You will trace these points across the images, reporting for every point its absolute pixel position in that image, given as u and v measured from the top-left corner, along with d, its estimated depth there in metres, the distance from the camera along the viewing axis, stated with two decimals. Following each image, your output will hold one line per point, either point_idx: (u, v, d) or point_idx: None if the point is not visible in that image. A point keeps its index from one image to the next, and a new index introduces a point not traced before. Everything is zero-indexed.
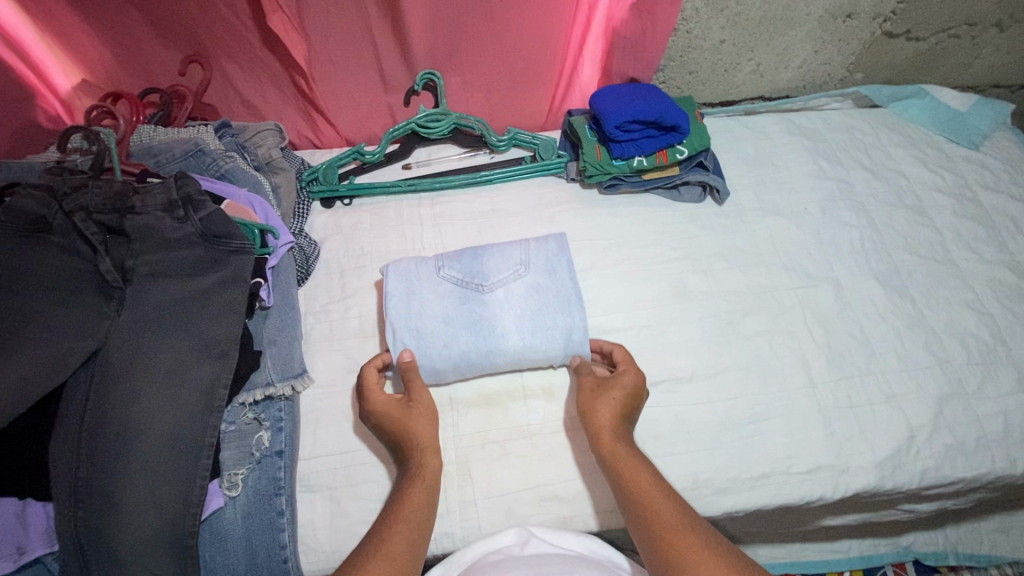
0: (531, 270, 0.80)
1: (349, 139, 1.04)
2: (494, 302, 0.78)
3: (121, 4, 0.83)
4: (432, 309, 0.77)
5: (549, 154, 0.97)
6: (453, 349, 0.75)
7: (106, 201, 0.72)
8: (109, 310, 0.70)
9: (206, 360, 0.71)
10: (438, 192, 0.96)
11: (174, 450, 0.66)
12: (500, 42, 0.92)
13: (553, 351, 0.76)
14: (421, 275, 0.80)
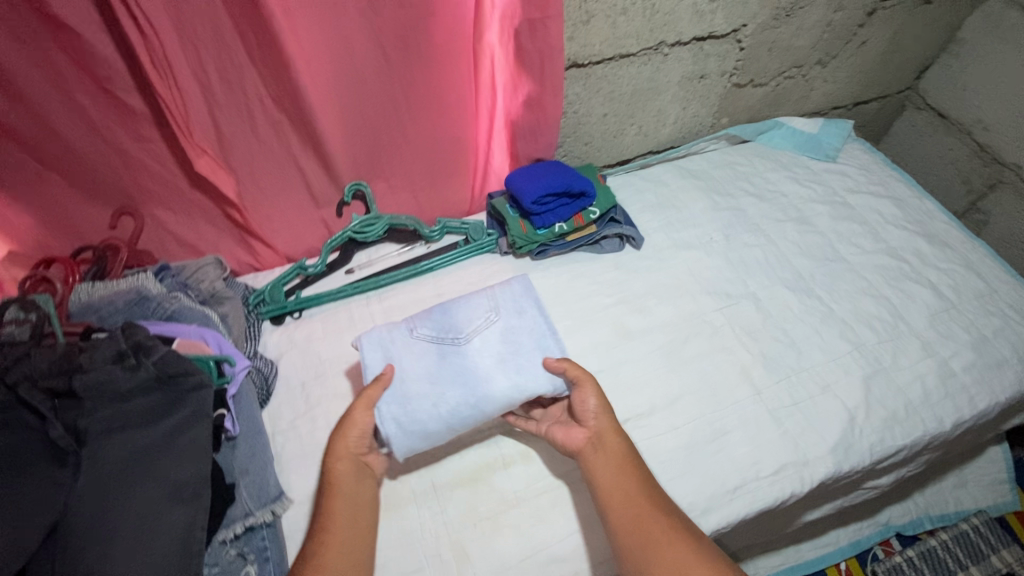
0: (500, 314, 0.86)
1: (289, 256, 1.08)
2: (472, 352, 0.82)
3: (47, 175, 0.87)
4: (414, 370, 0.79)
5: (480, 235, 1.05)
6: (443, 407, 0.76)
7: (51, 366, 0.72)
8: (65, 477, 0.68)
9: (178, 504, 0.70)
10: (383, 288, 1.01)
11: None
12: (415, 147, 1.02)
13: (544, 384, 0.79)
14: (396, 340, 0.82)
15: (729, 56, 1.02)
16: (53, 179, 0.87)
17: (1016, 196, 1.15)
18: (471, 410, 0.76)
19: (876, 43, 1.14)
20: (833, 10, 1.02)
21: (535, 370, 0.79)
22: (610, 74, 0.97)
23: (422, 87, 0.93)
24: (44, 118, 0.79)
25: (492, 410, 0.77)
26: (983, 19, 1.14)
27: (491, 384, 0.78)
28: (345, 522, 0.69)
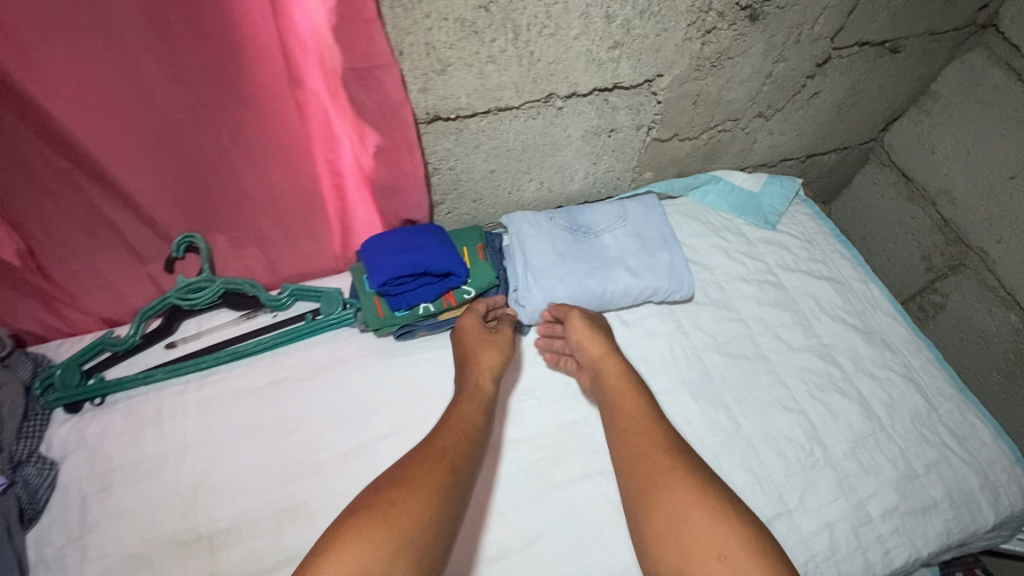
0: (630, 220, 0.93)
1: (105, 318, 0.90)
2: (602, 245, 0.90)
3: None
4: (547, 252, 0.88)
5: (332, 308, 0.87)
6: (567, 288, 0.86)
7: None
8: None
9: None
10: (210, 370, 0.84)
11: None
12: (252, 198, 0.83)
13: (661, 282, 0.87)
14: (536, 223, 0.91)
15: (643, 108, 0.84)
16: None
17: (979, 284, 0.99)
18: (593, 295, 0.86)
19: (831, 95, 0.95)
20: (771, 61, 0.83)
21: (652, 267, 0.88)
22: (489, 128, 0.78)
23: (249, 133, 0.74)
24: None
25: (611, 298, 0.87)
26: (962, 73, 0.95)
27: (615, 276, 0.87)
28: (476, 429, 0.71)
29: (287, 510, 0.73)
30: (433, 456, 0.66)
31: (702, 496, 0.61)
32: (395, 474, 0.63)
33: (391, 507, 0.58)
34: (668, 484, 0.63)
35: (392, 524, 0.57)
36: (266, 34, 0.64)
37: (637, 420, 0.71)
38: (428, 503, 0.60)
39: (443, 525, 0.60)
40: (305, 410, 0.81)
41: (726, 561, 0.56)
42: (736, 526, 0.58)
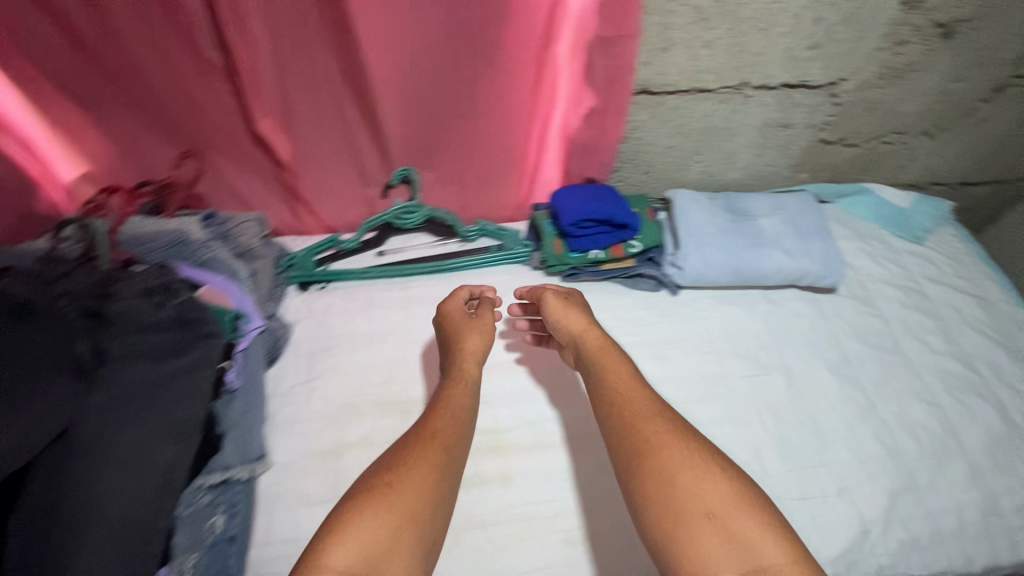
0: (784, 209, 1.02)
1: (328, 226, 1.11)
2: (759, 226, 0.99)
3: (123, 113, 0.94)
4: (710, 225, 0.97)
5: (513, 245, 1.03)
6: (728, 256, 0.95)
7: (90, 278, 0.81)
8: (80, 390, 0.73)
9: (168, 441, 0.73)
10: (408, 278, 1.02)
11: (130, 530, 0.68)
12: (468, 145, 1.00)
13: (814, 264, 0.96)
14: (698, 200, 1.01)
15: (819, 108, 0.94)
16: (118, 102, 0.93)
17: None
18: (750, 265, 0.95)
19: (999, 123, 1.01)
20: (951, 79, 0.92)
21: (806, 250, 0.97)
22: (683, 106, 0.91)
23: (486, 90, 0.92)
24: (124, 44, 0.85)
25: (766, 271, 0.95)
26: None
27: (772, 253, 0.96)
28: (462, 409, 0.74)
29: None
30: (427, 444, 0.68)
31: (680, 461, 0.63)
32: (390, 458, 0.66)
33: (389, 489, 0.62)
34: (663, 444, 0.65)
35: (390, 504, 0.60)
36: (533, 6, 0.80)
37: (614, 389, 0.73)
38: (426, 483, 0.64)
39: (435, 510, 0.63)
40: None
41: (718, 522, 0.58)
42: (718, 488, 0.60)
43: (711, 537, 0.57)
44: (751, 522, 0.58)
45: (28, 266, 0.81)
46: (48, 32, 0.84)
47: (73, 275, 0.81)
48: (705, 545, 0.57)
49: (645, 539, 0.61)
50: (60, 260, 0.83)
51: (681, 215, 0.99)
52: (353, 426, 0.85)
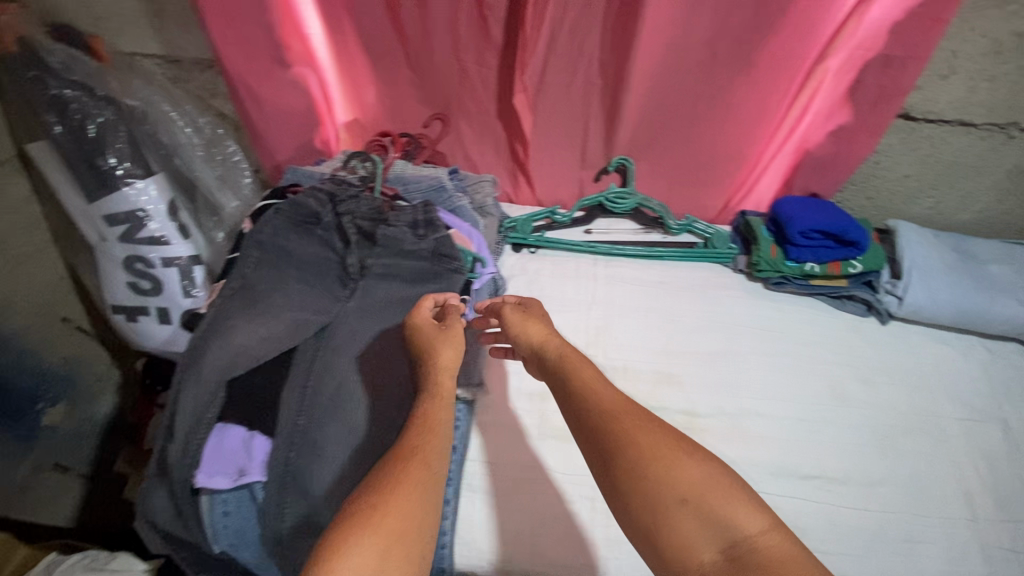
0: (1018, 259, 0.98)
1: (540, 201, 1.22)
2: (991, 271, 0.96)
3: (404, 73, 1.09)
4: (937, 260, 0.96)
5: (720, 245, 1.05)
6: (956, 293, 0.93)
7: (368, 207, 0.95)
8: (342, 296, 0.92)
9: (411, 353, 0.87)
10: (612, 257, 1.08)
11: (377, 418, 0.82)
12: (696, 145, 1.06)
13: None
14: (924, 235, 0.99)
15: None
16: (405, 63, 1.07)
17: None
18: (979, 306, 0.93)
19: None
20: None
21: None
22: (937, 136, 0.93)
23: (738, 95, 0.97)
24: (428, 14, 0.98)
25: (997, 315, 0.93)
26: None
27: (1005, 298, 0.93)
28: (440, 419, 0.68)
29: (663, 375, 0.92)
30: (415, 469, 0.60)
31: (650, 447, 0.58)
32: (377, 477, 0.60)
33: (377, 511, 0.55)
34: (632, 432, 0.59)
35: (381, 529, 0.54)
36: (820, 23, 0.85)
37: (585, 389, 0.66)
38: (417, 504, 0.57)
39: (424, 523, 0.57)
40: (686, 311, 0.99)
41: (694, 508, 0.53)
42: (685, 475, 0.55)
43: (688, 525, 0.53)
44: (732, 499, 0.54)
45: (324, 189, 0.98)
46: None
47: (355, 202, 0.96)
48: (686, 532, 0.53)
49: (629, 533, 0.57)
50: (347, 188, 0.98)
51: (906, 247, 0.98)
52: None
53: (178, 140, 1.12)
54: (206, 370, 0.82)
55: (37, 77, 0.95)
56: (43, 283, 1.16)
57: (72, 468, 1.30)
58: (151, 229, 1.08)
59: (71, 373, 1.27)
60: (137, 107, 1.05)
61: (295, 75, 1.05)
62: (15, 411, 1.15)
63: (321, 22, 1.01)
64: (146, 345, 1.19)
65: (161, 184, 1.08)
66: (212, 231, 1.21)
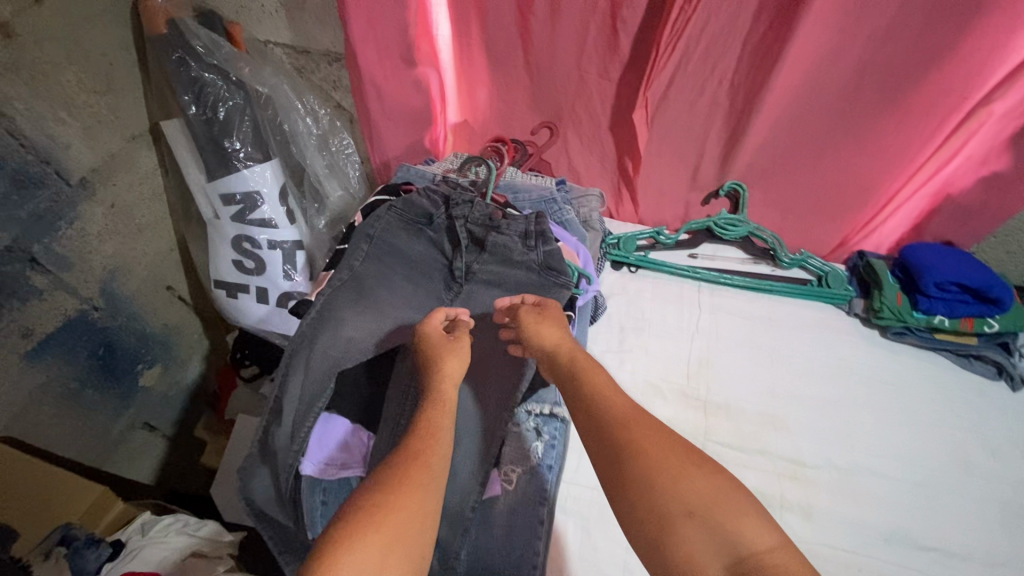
0: None
1: (642, 219, 1.20)
2: None
3: (521, 79, 1.09)
4: None
5: (836, 285, 1.01)
6: None
7: (480, 212, 0.94)
8: (447, 298, 0.95)
9: (511, 367, 0.84)
10: (717, 285, 1.05)
11: (474, 427, 0.81)
12: (820, 177, 1.01)
13: None
14: None
15: None
16: (523, 69, 1.07)
17: None
18: None
19: None
20: None
21: None
22: None
23: (876, 129, 0.92)
24: (558, 20, 0.96)
25: None
26: None
27: None
28: (442, 435, 0.67)
29: (768, 418, 0.88)
30: (415, 470, 0.61)
31: (659, 459, 0.57)
32: (379, 476, 0.60)
33: (376, 511, 0.54)
34: (648, 445, 0.59)
35: (383, 529, 0.53)
36: (991, 62, 0.79)
37: (596, 407, 0.66)
38: (419, 508, 0.57)
39: (420, 537, 0.55)
40: (795, 351, 0.96)
41: (703, 521, 0.52)
42: (695, 488, 0.54)
43: (698, 537, 0.51)
44: (735, 514, 0.52)
45: (438, 190, 0.98)
46: (506, 4, 0.98)
47: (467, 207, 0.95)
48: (692, 547, 0.51)
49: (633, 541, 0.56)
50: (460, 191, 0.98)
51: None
52: (658, 407, 0.89)
53: (297, 128, 1.15)
54: (316, 358, 0.84)
55: (181, 59, 0.99)
56: (155, 251, 1.22)
57: (159, 428, 1.35)
58: (263, 212, 1.12)
59: (168, 338, 1.33)
60: (264, 93, 1.08)
61: (418, 74, 1.07)
62: (118, 370, 1.21)
63: (451, 25, 1.04)
64: (242, 322, 1.23)
65: (275, 170, 1.12)
66: (314, 218, 1.24)
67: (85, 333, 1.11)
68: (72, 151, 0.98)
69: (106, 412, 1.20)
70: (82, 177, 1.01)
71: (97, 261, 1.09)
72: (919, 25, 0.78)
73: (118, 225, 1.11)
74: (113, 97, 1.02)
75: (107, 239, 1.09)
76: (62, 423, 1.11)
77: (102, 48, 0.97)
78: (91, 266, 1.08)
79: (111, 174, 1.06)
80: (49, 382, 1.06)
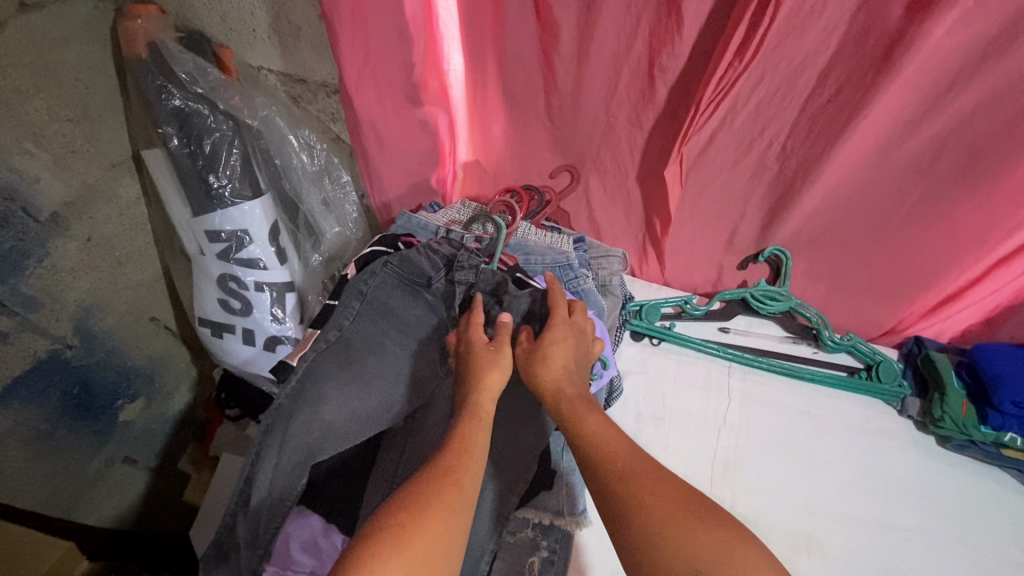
0: None
1: (668, 280, 1.08)
2: None
3: (541, 121, 0.97)
4: None
5: (888, 380, 0.88)
6: None
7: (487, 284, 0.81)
8: (442, 374, 0.84)
9: (505, 473, 0.73)
10: (750, 368, 0.93)
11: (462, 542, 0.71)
12: (879, 255, 0.88)
13: None
14: None
15: None
16: (544, 110, 0.95)
17: None
18: None
19: None
20: None
21: None
22: None
23: (953, 210, 0.78)
24: (586, 61, 0.84)
25: None
26: None
27: None
28: (479, 438, 0.62)
29: (803, 539, 0.77)
30: (444, 488, 0.55)
31: (663, 507, 0.51)
32: (405, 493, 0.54)
33: (399, 530, 0.50)
34: (648, 494, 0.53)
35: (403, 556, 0.48)
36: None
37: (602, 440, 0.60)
38: (446, 534, 0.51)
39: (450, 555, 0.50)
40: (837, 458, 0.84)
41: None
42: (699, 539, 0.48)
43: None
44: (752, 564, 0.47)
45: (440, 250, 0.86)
46: (527, 39, 0.86)
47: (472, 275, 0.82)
48: None
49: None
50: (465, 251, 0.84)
51: None
52: None
53: (290, 163, 1.05)
54: (292, 439, 0.74)
55: (162, 86, 0.89)
56: (138, 284, 1.13)
57: (140, 462, 1.28)
58: (251, 252, 1.02)
59: (153, 370, 1.25)
60: (255, 126, 0.98)
61: (425, 113, 0.97)
62: (95, 407, 1.13)
63: (464, 60, 0.93)
64: (227, 362, 1.14)
65: (266, 207, 1.02)
66: (308, 254, 1.15)
67: (58, 373, 1.03)
68: (41, 185, 0.89)
69: (81, 450, 1.13)
70: (54, 212, 0.92)
71: (71, 299, 1.00)
72: (1019, 103, 0.65)
73: (96, 260, 1.02)
74: (90, 124, 0.93)
75: (83, 275, 1.01)
76: (30, 468, 1.03)
77: (77, 71, 0.88)
78: (64, 304, 1.00)
79: (88, 207, 0.97)
80: (15, 428, 0.99)
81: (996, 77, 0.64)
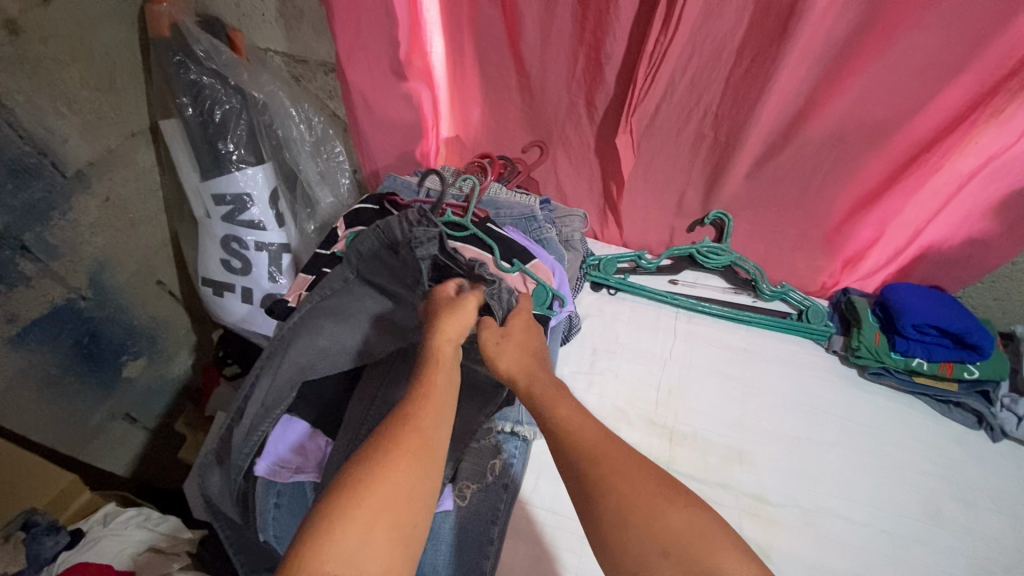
0: None
1: (627, 243, 1.21)
2: None
3: (512, 102, 1.10)
4: None
5: (815, 321, 1.00)
6: None
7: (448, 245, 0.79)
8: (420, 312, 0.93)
9: (469, 386, 0.83)
10: (696, 313, 1.05)
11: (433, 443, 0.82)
12: (803, 211, 1.00)
13: None
14: None
15: None
16: (514, 87, 1.08)
17: None
18: None
19: None
20: None
21: None
22: None
23: (859, 167, 0.91)
24: (547, 42, 0.97)
25: None
26: None
27: None
28: (443, 394, 0.62)
29: (734, 451, 0.86)
30: (406, 442, 0.55)
31: (626, 490, 0.52)
32: (366, 450, 0.55)
33: (359, 487, 0.51)
34: (618, 472, 0.54)
35: (367, 512, 0.50)
36: (971, 114, 0.78)
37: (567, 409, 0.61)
38: (410, 483, 0.53)
39: (412, 503, 0.52)
40: (769, 385, 0.95)
41: (678, 563, 0.48)
42: (674, 525, 0.50)
43: None
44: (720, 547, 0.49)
45: (408, 215, 0.80)
46: (498, 27, 1.00)
47: (434, 247, 0.77)
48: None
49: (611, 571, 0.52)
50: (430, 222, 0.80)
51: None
52: (622, 430, 0.88)
53: (291, 134, 1.18)
54: (287, 361, 0.82)
55: (181, 62, 1.02)
56: (147, 246, 1.24)
57: (140, 420, 1.37)
58: (252, 214, 1.13)
59: (156, 332, 1.34)
60: (261, 99, 1.11)
61: (409, 89, 1.11)
62: (103, 360, 1.21)
63: (444, 43, 1.07)
64: (225, 320, 1.23)
65: (267, 173, 1.14)
66: (304, 222, 1.27)
67: (68, 322, 1.11)
68: (70, 145, 1.00)
69: (86, 400, 1.20)
70: (78, 170, 1.03)
71: (89, 252, 1.11)
72: (902, 73, 0.78)
73: (112, 219, 1.13)
74: (115, 94, 1.05)
75: (99, 231, 1.11)
76: (42, 411, 1.11)
77: (106, 47, 1.01)
78: (81, 257, 1.10)
79: (107, 169, 1.09)
80: (30, 368, 1.06)
81: (885, 53, 0.77)
